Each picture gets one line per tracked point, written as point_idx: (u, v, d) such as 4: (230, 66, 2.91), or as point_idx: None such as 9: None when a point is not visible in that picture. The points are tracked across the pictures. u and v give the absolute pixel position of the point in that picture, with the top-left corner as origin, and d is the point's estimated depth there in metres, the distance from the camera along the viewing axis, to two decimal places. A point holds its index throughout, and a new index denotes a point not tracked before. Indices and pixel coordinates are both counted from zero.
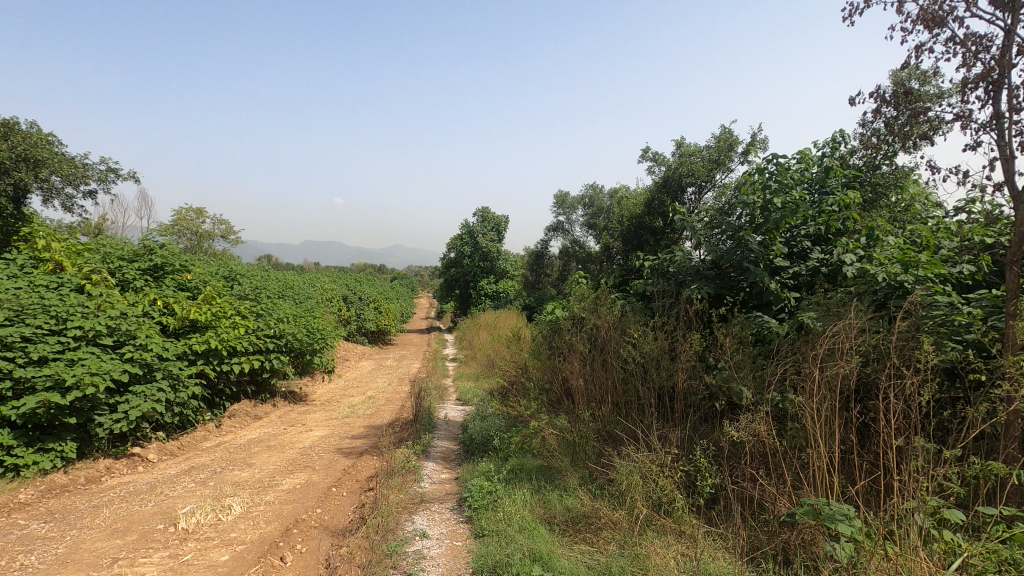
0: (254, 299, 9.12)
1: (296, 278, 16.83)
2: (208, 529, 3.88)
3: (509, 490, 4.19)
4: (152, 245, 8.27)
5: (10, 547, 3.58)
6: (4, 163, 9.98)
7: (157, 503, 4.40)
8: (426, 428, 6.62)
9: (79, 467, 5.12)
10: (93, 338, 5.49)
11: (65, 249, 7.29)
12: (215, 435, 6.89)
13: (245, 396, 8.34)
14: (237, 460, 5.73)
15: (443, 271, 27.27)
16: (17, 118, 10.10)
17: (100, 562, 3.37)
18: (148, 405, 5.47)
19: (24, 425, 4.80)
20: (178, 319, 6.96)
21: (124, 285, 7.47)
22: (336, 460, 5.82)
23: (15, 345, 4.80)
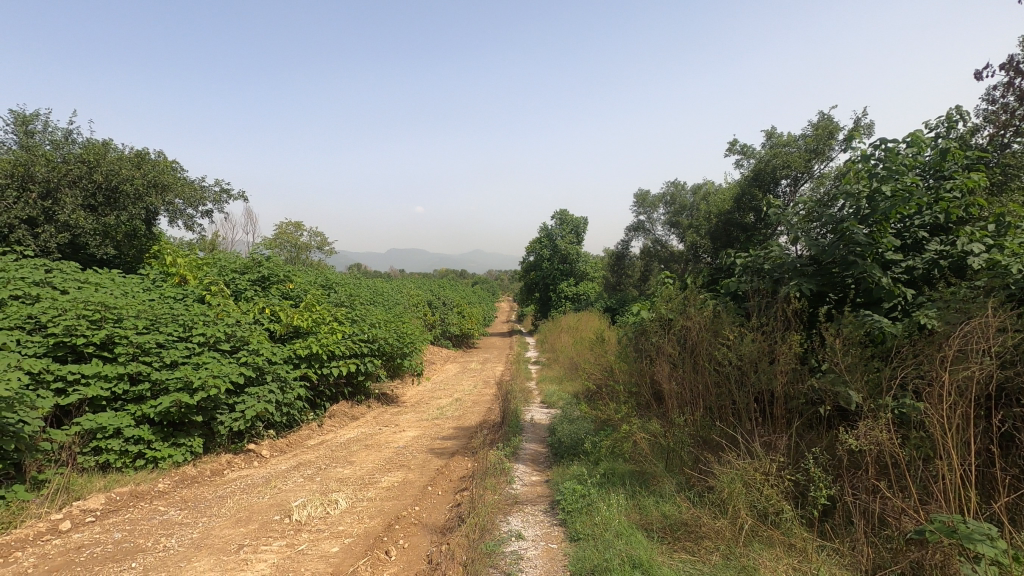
0: (349, 305, 9.68)
1: (385, 286, 17.68)
2: (319, 522, 4.16)
3: (603, 494, 4.14)
4: (259, 258, 9.02)
5: (153, 531, 4.02)
6: (138, 190, 11.26)
7: (272, 496, 4.77)
8: (514, 430, 6.70)
9: (205, 461, 5.67)
10: (214, 344, 6.05)
11: (188, 264, 8.13)
12: (318, 434, 7.36)
13: (343, 397, 8.85)
14: (339, 458, 6.09)
15: (523, 275, 27.47)
16: (147, 149, 11.40)
17: (228, 548, 3.70)
18: (262, 405, 5.95)
19: (160, 422, 5.38)
20: (283, 325, 7.52)
21: (237, 294, 8.19)
22: (429, 459, 6.03)
23: (152, 350, 5.40)
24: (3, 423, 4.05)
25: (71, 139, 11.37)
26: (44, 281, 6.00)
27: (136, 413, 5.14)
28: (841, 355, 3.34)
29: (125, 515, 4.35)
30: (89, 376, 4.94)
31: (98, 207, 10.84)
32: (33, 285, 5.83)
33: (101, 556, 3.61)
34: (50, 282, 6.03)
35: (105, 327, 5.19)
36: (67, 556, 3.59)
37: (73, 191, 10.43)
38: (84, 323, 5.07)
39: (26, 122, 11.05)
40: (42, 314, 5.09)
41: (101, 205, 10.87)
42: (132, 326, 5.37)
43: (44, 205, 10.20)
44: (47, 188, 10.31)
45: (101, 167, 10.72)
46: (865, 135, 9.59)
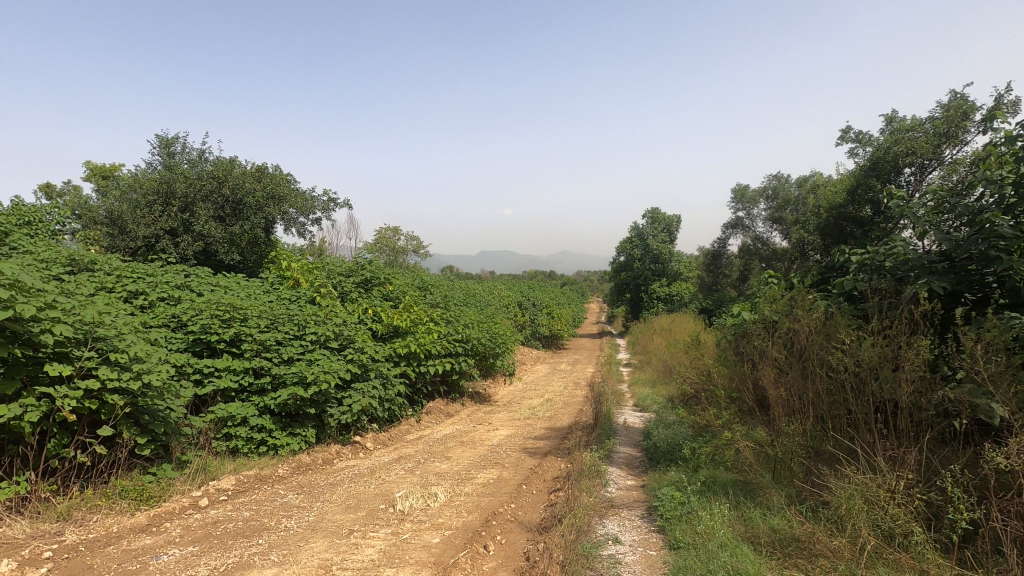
0: (444, 306, 10.05)
1: (477, 287, 18.14)
2: (420, 513, 4.36)
3: (703, 502, 3.98)
4: (362, 261, 9.60)
5: (276, 512, 4.42)
6: (259, 201, 12.40)
7: (377, 486, 5.06)
8: (607, 433, 6.62)
9: (317, 450, 6.13)
10: (324, 342, 6.52)
11: (301, 268, 8.85)
12: (416, 429, 7.70)
13: (439, 395, 9.18)
14: (437, 453, 6.33)
15: (613, 276, 27.02)
16: (266, 164, 12.54)
17: (341, 532, 3.98)
18: (366, 400, 6.32)
19: (279, 412, 5.88)
20: (384, 325, 7.96)
21: (343, 296, 8.79)
22: (522, 458, 6.12)
23: (272, 347, 5.92)
24: (154, 409, 4.64)
25: (204, 157, 12.77)
26: (184, 284, 6.78)
27: (259, 404, 5.67)
28: (982, 363, 2.98)
29: (251, 496, 4.81)
30: (221, 369, 5.52)
31: (226, 217, 12.08)
32: (176, 288, 6.62)
33: (233, 531, 4.02)
34: (188, 286, 6.80)
35: (233, 326, 5.77)
36: (206, 529, 4.04)
37: (206, 204, 11.69)
38: (216, 323, 5.67)
39: (169, 145, 12.56)
40: (182, 314, 5.76)
41: (229, 216, 12.09)
42: (255, 325, 5.93)
43: (183, 217, 11.55)
44: (186, 202, 11.63)
45: (229, 182, 11.94)
46: (1009, 112, 8.47)
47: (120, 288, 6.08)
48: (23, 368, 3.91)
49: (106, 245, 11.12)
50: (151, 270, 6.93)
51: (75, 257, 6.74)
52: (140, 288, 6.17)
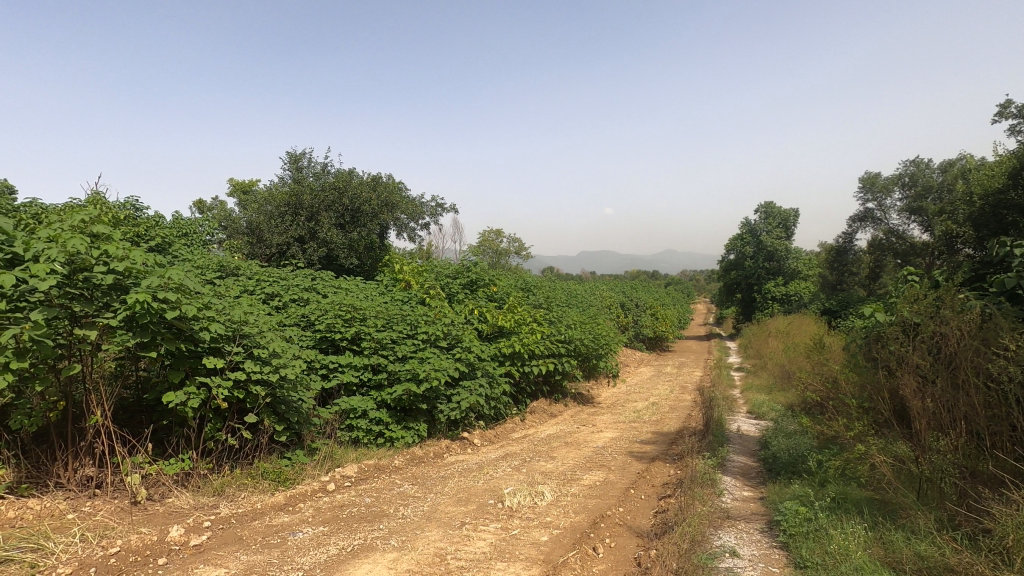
0: (547, 307, 10.12)
1: (579, 288, 18.06)
2: (528, 510, 4.42)
3: (833, 520, 3.65)
4: (469, 263, 9.95)
5: (394, 500, 4.71)
6: (374, 209, 13.29)
7: (485, 481, 5.21)
8: (719, 440, 6.29)
9: (429, 443, 6.43)
10: (434, 341, 6.83)
11: (413, 270, 9.36)
12: (521, 428, 7.82)
13: (542, 395, 9.25)
14: (542, 453, 6.39)
15: (722, 275, 25.64)
16: (380, 174, 13.41)
17: (454, 523, 4.16)
18: (474, 397, 6.54)
19: (395, 407, 6.26)
20: (489, 325, 8.21)
21: (450, 297, 9.17)
22: (629, 462, 6.01)
23: (388, 345, 6.31)
24: (289, 400, 5.15)
25: (327, 170, 13.92)
26: (311, 286, 7.44)
27: (377, 398, 6.08)
28: None
29: (372, 484, 5.16)
30: (344, 365, 5.98)
31: (346, 225, 13.07)
32: (304, 290, 7.28)
33: (358, 515, 4.34)
34: (314, 288, 7.45)
35: (354, 325, 6.22)
36: (334, 512, 4.40)
37: (329, 213, 12.73)
38: (340, 322, 6.16)
39: (298, 160, 13.83)
40: (310, 314, 6.31)
41: (348, 223, 13.07)
42: (373, 324, 6.34)
43: (309, 226, 12.67)
44: (312, 211, 12.75)
45: (348, 192, 12.92)
46: None
47: (259, 291, 6.80)
48: (186, 360, 4.51)
49: (247, 252, 12.48)
50: (283, 274, 7.67)
51: (223, 263, 7.64)
52: (275, 290, 6.86)
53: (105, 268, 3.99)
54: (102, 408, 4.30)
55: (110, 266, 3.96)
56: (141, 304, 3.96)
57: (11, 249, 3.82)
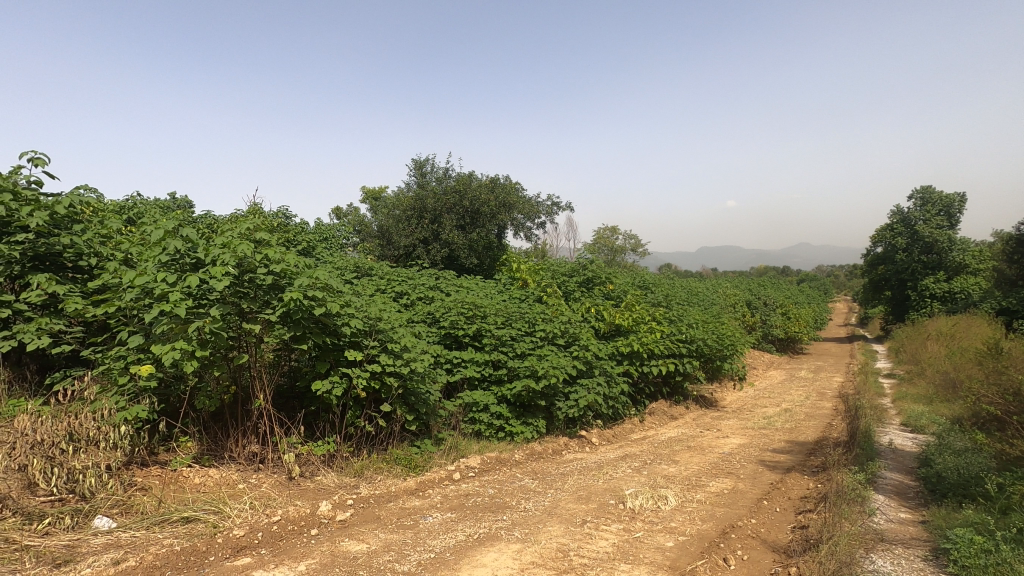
0: (667, 305, 9.77)
1: (700, 285, 17.21)
2: (652, 514, 4.31)
3: (1019, 553, 3.13)
4: (585, 261, 9.92)
5: (516, 493, 4.84)
6: (492, 209, 13.73)
7: (606, 481, 5.16)
8: (867, 453, 5.66)
9: (548, 440, 6.51)
10: (552, 339, 6.89)
11: (529, 269, 9.55)
12: (640, 429, 7.64)
13: (662, 396, 8.95)
14: (663, 456, 6.19)
15: (867, 270, 23.02)
16: (497, 176, 13.83)
17: (575, 520, 4.17)
18: (591, 396, 6.50)
19: (514, 402, 6.42)
20: (607, 324, 8.12)
21: (567, 295, 9.20)
22: (760, 471, 5.62)
23: (507, 342, 6.47)
24: (418, 392, 5.49)
25: (448, 175, 14.62)
26: (436, 285, 7.87)
27: (497, 393, 6.28)
28: None
29: (494, 476, 5.34)
30: (467, 361, 6.28)
31: (466, 226, 13.63)
32: (429, 288, 7.71)
33: (482, 505, 4.52)
34: (438, 287, 7.86)
35: (476, 322, 6.49)
36: (460, 500, 4.61)
37: (450, 215, 13.37)
38: (462, 319, 6.45)
39: (422, 166, 14.69)
40: (435, 311, 6.69)
41: (468, 225, 13.62)
42: (493, 321, 6.57)
43: (432, 228, 13.41)
44: (435, 214, 13.47)
45: (468, 194, 13.48)
46: None
47: (390, 290, 7.32)
48: (330, 352, 4.98)
49: (378, 254, 13.50)
50: (410, 274, 8.19)
51: (359, 264, 8.32)
52: (404, 289, 7.35)
53: (266, 270, 4.54)
54: (264, 392, 4.90)
55: (270, 268, 4.49)
56: (295, 301, 4.44)
57: (195, 254, 4.47)
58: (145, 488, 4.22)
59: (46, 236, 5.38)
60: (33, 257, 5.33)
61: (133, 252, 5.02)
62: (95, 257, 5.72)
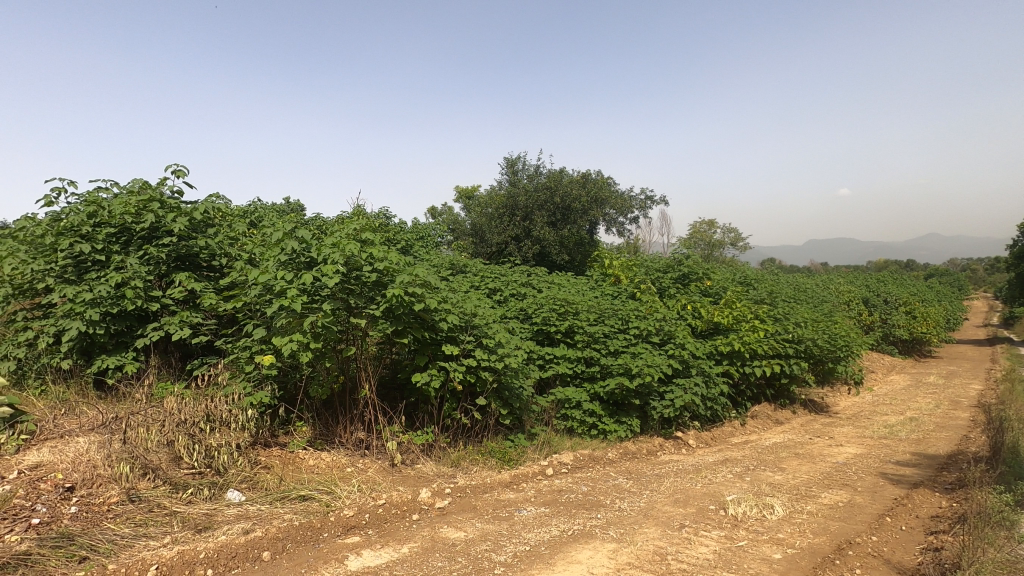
0: (771, 303, 9.18)
1: (810, 281, 15.98)
2: (756, 523, 4.08)
3: None
4: (681, 257, 9.56)
5: (610, 492, 4.78)
6: (584, 205, 13.68)
7: (705, 485, 4.96)
8: (1015, 472, 4.98)
9: (642, 440, 6.37)
10: (646, 337, 6.72)
11: (622, 265, 9.38)
12: (741, 433, 7.24)
13: (765, 399, 8.43)
14: (768, 462, 5.83)
15: (1014, 263, 20.19)
16: (589, 171, 13.71)
17: (673, 524, 4.05)
18: (689, 396, 6.26)
19: (607, 400, 6.34)
20: (704, 321, 7.79)
21: (661, 292, 8.94)
22: (881, 484, 5.13)
23: (600, 339, 6.40)
24: (512, 387, 5.58)
25: (539, 172, 14.70)
26: (528, 282, 7.95)
27: (590, 390, 6.24)
28: None
29: (587, 474, 5.31)
30: (559, 357, 6.32)
31: (558, 222, 13.64)
32: (521, 285, 7.81)
33: (575, 502, 4.51)
34: (530, 283, 7.93)
35: (568, 319, 6.49)
36: (554, 496, 4.64)
37: (542, 212, 13.45)
38: (555, 316, 6.48)
39: (514, 164, 14.88)
40: (528, 307, 6.77)
41: (559, 221, 13.62)
42: (585, 318, 6.53)
43: (524, 225, 13.55)
44: (527, 211, 13.60)
45: (560, 190, 13.49)
46: None
47: (483, 286, 7.51)
48: (429, 346, 5.19)
49: (472, 252, 13.85)
50: (503, 271, 8.33)
51: (454, 262, 8.60)
52: (497, 286, 7.49)
53: (371, 268, 4.82)
54: (369, 383, 5.21)
55: (374, 266, 4.77)
56: (396, 297, 4.68)
57: (309, 253, 4.84)
58: (268, 467, 4.65)
59: (186, 239, 6.08)
60: (177, 257, 6.05)
61: (257, 253, 5.54)
62: (225, 257, 6.37)
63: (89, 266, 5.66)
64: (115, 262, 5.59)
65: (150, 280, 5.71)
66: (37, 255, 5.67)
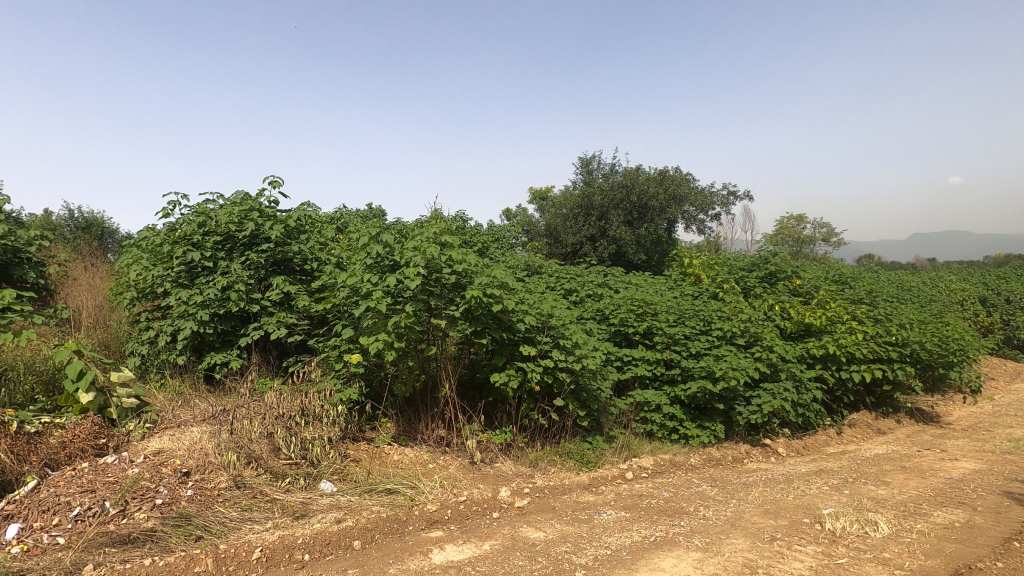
0: (871, 303, 8.51)
1: (916, 280, 14.62)
2: (858, 540, 3.79)
3: None
4: (767, 254, 9.08)
5: (694, 499, 4.62)
6: (661, 203, 13.42)
7: (798, 497, 4.67)
8: None
9: (727, 446, 6.10)
10: (731, 338, 6.43)
11: (703, 264, 9.07)
12: (837, 442, 6.76)
13: (864, 406, 7.81)
14: (870, 475, 5.39)
15: None
16: (667, 168, 13.41)
17: (763, 536, 3.85)
18: (778, 402, 5.92)
19: (688, 404, 6.15)
20: (794, 323, 7.35)
21: (746, 292, 8.54)
22: (1006, 504, 4.60)
23: (680, 341, 6.19)
24: (589, 388, 5.54)
25: (615, 170, 14.52)
26: (604, 283, 7.84)
27: (671, 393, 6.06)
28: None
29: (669, 479, 5.16)
30: (637, 359, 6.18)
31: (634, 221, 13.41)
32: (597, 286, 7.72)
33: (657, 508, 4.39)
34: (607, 284, 7.83)
35: (646, 319, 6.35)
36: (634, 500, 4.55)
37: (618, 211, 13.28)
38: (633, 317, 6.35)
39: (588, 163, 14.78)
40: (604, 308, 6.69)
41: (636, 220, 13.40)
42: (665, 319, 6.35)
43: (600, 224, 13.42)
44: (602, 211, 13.45)
45: (636, 188, 13.31)
46: None
47: (559, 287, 7.50)
48: (507, 347, 5.25)
49: (547, 252, 13.87)
50: (579, 272, 8.28)
51: (529, 263, 8.66)
52: (573, 287, 7.45)
53: (450, 270, 4.95)
54: (449, 382, 5.37)
55: (453, 268, 4.89)
56: (475, 299, 4.78)
57: (393, 257, 5.04)
58: (357, 460, 4.90)
59: (282, 245, 6.54)
60: (273, 262, 6.52)
61: (344, 257, 5.85)
62: (316, 261, 6.78)
63: (199, 272, 6.21)
64: (221, 267, 6.11)
65: (251, 283, 6.19)
66: (156, 262, 6.30)
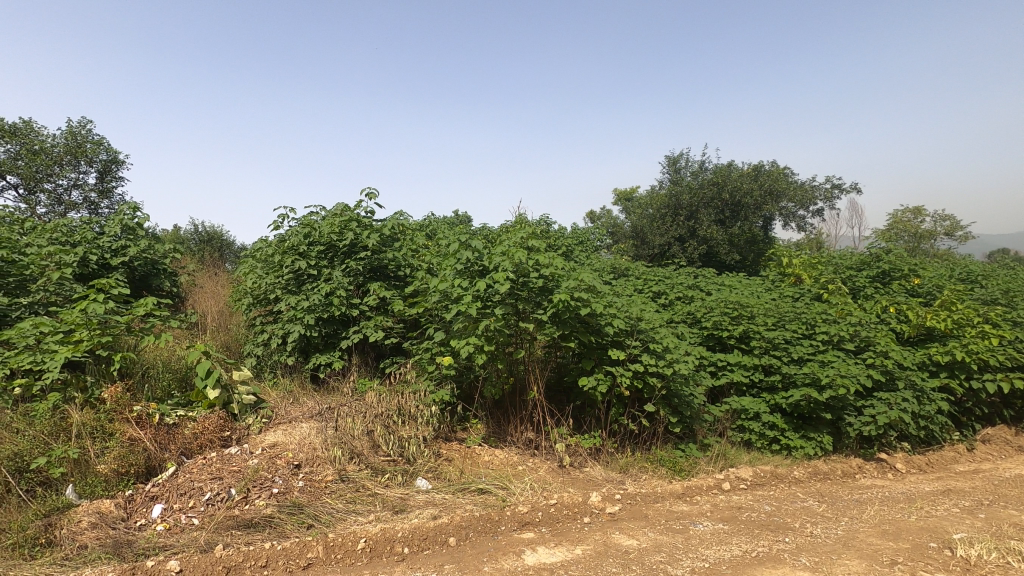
0: (1008, 303, 7.55)
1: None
2: (997, 570, 3.37)
3: None
4: (879, 252, 8.34)
5: (799, 515, 4.33)
6: (756, 200, 12.76)
7: (922, 518, 4.24)
8: None
9: (836, 459, 5.67)
10: (839, 343, 5.96)
11: (805, 263, 8.50)
12: (968, 460, 6.06)
13: (1002, 420, 6.94)
14: (1010, 498, 4.78)
15: None
16: (762, 163, 12.71)
17: (881, 559, 3.53)
18: (896, 413, 5.42)
19: (790, 413, 5.78)
20: (913, 326, 6.69)
21: (855, 292, 7.90)
22: None
23: (780, 345, 5.83)
24: (681, 394, 5.36)
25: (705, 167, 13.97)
26: (695, 284, 7.55)
27: (770, 401, 5.73)
28: None
29: (770, 492, 4.87)
30: (733, 364, 5.90)
31: (727, 220, 12.82)
32: (688, 288, 7.46)
33: (758, 522, 4.16)
34: (698, 285, 7.53)
35: (742, 323, 6.03)
36: (732, 512, 4.34)
37: (708, 210, 12.76)
38: (727, 320, 6.07)
39: (677, 161, 14.33)
40: (696, 311, 6.45)
41: (729, 218, 12.80)
42: (763, 323, 6.01)
43: (689, 224, 12.95)
44: (692, 210, 12.98)
45: (728, 185, 12.74)
46: None
47: (648, 289, 7.32)
48: (595, 350, 5.20)
49: (633, 254, 13.59)
50: (668, 273, 8.05)
51: (615, 265, 8.53)
52: (662, 289, 7.25)
53: (538, 274, 5.00)
54: (537, 384, 5.42)
55: (541, 272, 4.94)
56: (563, 302, 4.80)
57: (481, 261, 5.17)
58: (449, 459, 5.07)
59: (378, 253, 6.91)
60: (370, 269, 6.90)
61: (435, 263, 6.08)
62: (409, 267, 7.09)
63: (305, 279, 6.70)
64: (325, 274, 6.56)
65: (350, 289, 6.60)
66: (269, 270, 6.88)
